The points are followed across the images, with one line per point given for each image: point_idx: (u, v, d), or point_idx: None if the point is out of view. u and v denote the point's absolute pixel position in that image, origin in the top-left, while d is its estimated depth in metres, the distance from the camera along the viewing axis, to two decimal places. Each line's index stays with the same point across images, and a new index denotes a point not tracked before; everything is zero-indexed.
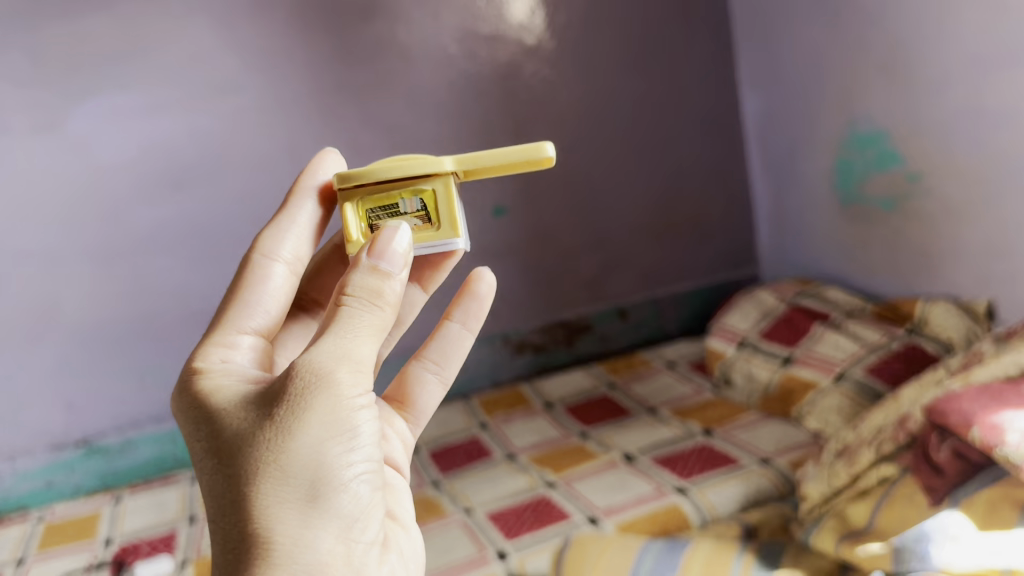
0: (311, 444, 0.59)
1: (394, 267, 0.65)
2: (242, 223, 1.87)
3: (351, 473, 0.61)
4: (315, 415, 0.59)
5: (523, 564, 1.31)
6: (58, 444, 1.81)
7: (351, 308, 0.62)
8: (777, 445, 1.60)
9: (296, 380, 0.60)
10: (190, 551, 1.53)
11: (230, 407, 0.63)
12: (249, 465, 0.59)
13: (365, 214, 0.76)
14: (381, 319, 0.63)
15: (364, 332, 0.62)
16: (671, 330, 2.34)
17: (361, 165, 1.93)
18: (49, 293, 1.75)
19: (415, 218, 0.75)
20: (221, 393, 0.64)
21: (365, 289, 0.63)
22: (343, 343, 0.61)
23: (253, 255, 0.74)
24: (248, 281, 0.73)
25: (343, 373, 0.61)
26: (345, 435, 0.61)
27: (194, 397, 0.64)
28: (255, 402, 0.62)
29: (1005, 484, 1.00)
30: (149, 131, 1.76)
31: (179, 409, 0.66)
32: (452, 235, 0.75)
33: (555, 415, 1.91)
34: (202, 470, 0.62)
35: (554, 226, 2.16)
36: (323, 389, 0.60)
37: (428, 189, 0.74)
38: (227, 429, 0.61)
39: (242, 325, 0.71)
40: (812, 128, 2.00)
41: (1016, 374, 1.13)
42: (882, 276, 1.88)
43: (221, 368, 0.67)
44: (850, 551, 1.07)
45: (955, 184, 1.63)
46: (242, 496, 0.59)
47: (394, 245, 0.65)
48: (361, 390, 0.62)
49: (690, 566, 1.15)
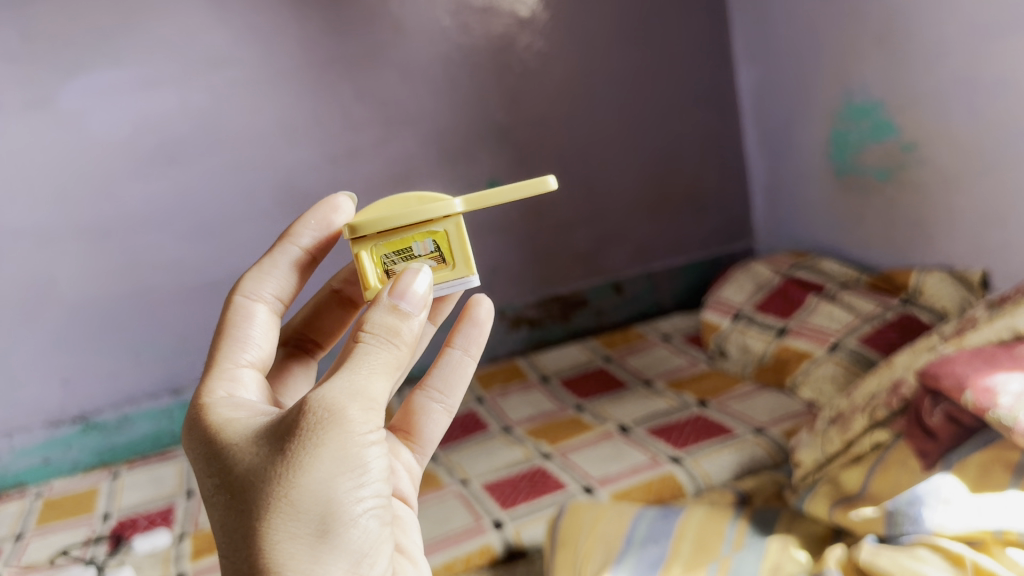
0: (322, 480, 0.57)
1: (414, 308, 0.63)
2: (237, 198, 1.86)
3: (360, 508, 0.58)
4: (327, 452, 0.57)
5: (519, 533, 1.32)
6: (55, 420, 1.82)
7: (366, 346, 0.61)
8: (771, 414, 1.60)
9: (308, 416, 0.57)
10: (188, 524, 1.53)
11: (242, 441, 0.60)
12: (261, 500, 0.57)
13: (380, 260, 0.74)
14: (396, 358, 0.61)
15: (378, 370, 0.60)
16: (667, 303, 2.34)
17: (353, 139, 1.92)
18: (44, 269, 1.74)
19: (429, 259, 0.74)
20: (231, 427, 0.61)
21: (384, 327, 0.62)
22: (356, 379, 0.59)
23: (234, 295, 0.72)
24: (232, 319, 0.70)
25: (354, 411, 0.58)
26: (355, 471, 0.58)
27: (204, 432, 0.61)
28: (266, 436, 0.59)
29: (997, 447, 1.00)
30: (142, 106, 1.75)
31: (190, 444, 0.63)
32: (467, 274, 0.75)
33: (552, 388, 1.91)
34: (214, 506, 0.60)
35: (549, 201, 2.15)
36: (336, 426, 0.57)
37: (441, 230, 0.73)
38: (239, 465, 0.59)
39: (236, 358, 0.68)
40: (808, 99, 1.99)
41: (1009, 338, 1.13)
42: (877, 248, 1.88)
43: (228, 401, 0.64)
44: (844, 516, 1.08)
45: (952, 155, 1.62)
46: (253, 531, 0.57)
47: (414, 286, 0.64)
48: (372, 427, 0.59)
49: (682, 533, 1.16)
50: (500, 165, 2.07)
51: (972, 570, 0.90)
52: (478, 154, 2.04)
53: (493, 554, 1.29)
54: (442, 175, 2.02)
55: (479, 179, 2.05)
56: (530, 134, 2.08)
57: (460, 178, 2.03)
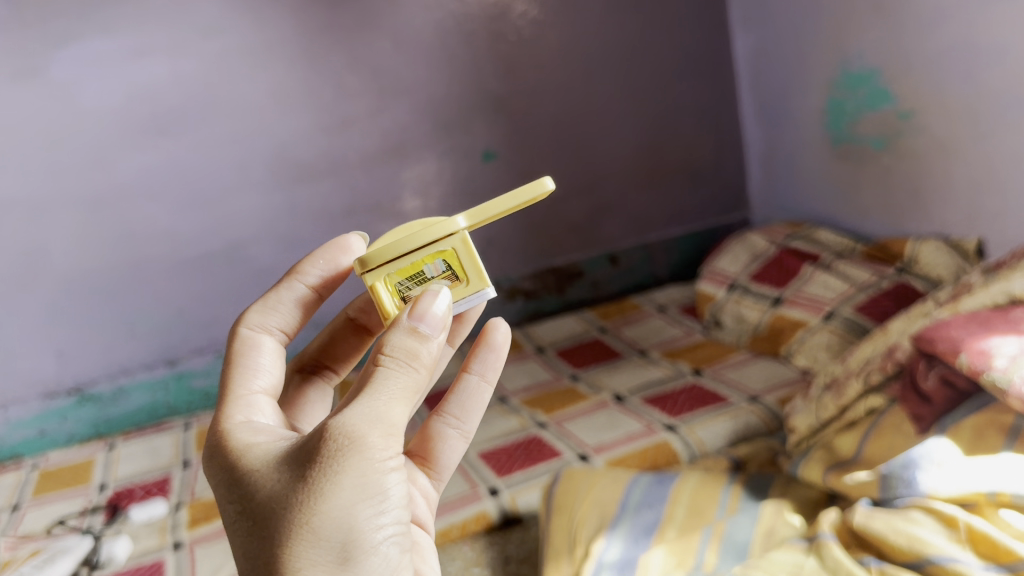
0: (342, 507, 0.53)
1: (434, 330, 0.60)
2: (229, 170, 1.85)
3: (381, 535, 0.54)
4: (348, 478, 0.53)
5: (514, 500, 1.32)
6: (50, 392, 1.82)
7: (386, 369, 0.57)
8: (766, 382, 1.61)
9: (328, 443, 0.54)
10: (184, 494, 1.53)
11: (263, 467, 0.56)
12: (281, 527, 0.53)
13: (395, 288, 0.69)
14: (415, 382, 0.58)
15: (397, 395, 0.56)
16: (662, 275, 2.34)
17: (347, 109, 1.91)
18: (36, 241, 1.74)
19: (443, 279, 0.70)
20: (251, 452, 0.57)
21: (403, 350, 0.58)
22: (377, 405, 0.55)
23: (240, 328, 0.68)
24: (238, 350, 0.67)
25: (374, 437, 0.54)
26: (375, 497, 0.54)
27: (225, 458, 0.58)
28: (288, 460, 0.55)
29: (992, 410, 1.00)
30: (133, 75, 1.73)
31: (210, 471, 0.59)
32: (482, 287, 0.69)
33: (547, 358, 1.92)
34: (235, 533, 0.56)
35: (544, 170, 2.13)
36: (356, 454, 0.53)
37: (448, 249, 0.68)
38: (259, 491, 0.55)
39: (249, 385, 0.64)
40: (804, 68, 1.97)
41: (1004, 303, 1.13)
42: (873, 218, 1.88)
43: (248, 427, 0.60)
44: (838, 481, 1.09)
45: (949, 123, 1.61)
46: (273, 559, 0.53)
47: (433, 308, 0.60)
48: (393, 453, 0.55)
49: (677, 498, 1.17)
50: (494, 136, 2.06)
51: (965, 532, 0.90)
52: (472, 123, 2.03)
53: (489, 520, 1.29)
54: (436, 145, 2.01)
55: (474, 149, 2.05)
56: (524, 103, 2.07)
57: (455, 148, 2.03)
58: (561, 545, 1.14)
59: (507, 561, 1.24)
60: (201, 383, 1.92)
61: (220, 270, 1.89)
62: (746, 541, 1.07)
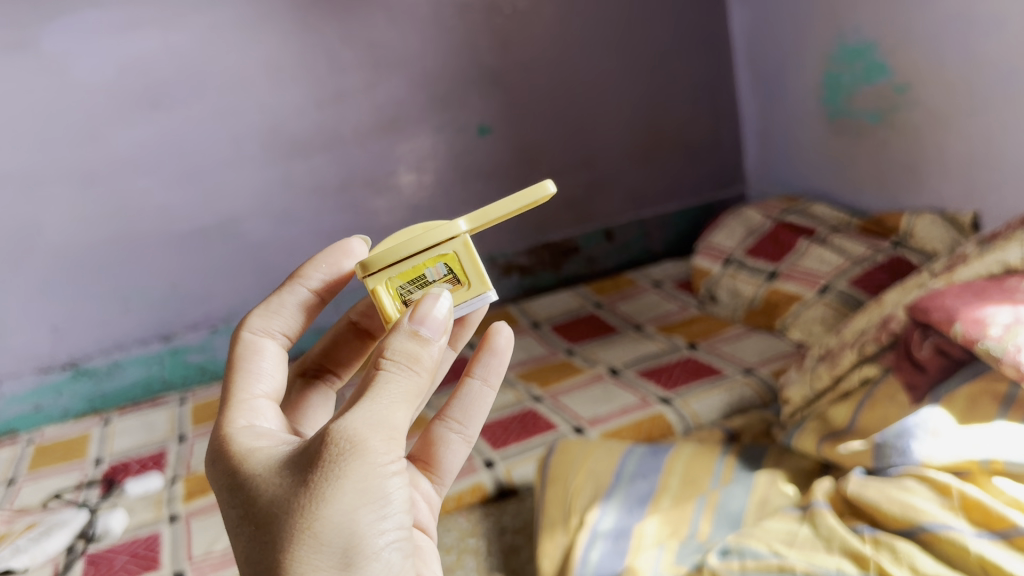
0: (344, 512, 0.52)
1: (434, 333, 0.59)
2: (222, 144, 1.84)
3: (383, 541, 0.54)
4: (350, 483, 0.52)
5: (509, 472, 1.33)
6: (46, 366, 1.82)
7: (387, 373, 0.56)
8: (761, 355, 1.61)
9: (330, 447, 0.53)
10: (180, 468, 1.54)
11: (266, 472, 0.55)
12: (283, 532, 0.53)
13: (396, 292, 0.68)
14: (417, 385, 0.57)
15: (399, 399, 0.55)
16: (658, 250, 2.35)
17: (340, 82, 1.89)
18: (29, 216, 1.73)
19: (444, 283, 0.69)
20: (254, 456, 0.57)
21: (404, 354, 0.57)
22: (378, 409, 0.55)
23: (242, 332, 0.68)
24: (240, 355, 0.66)
25: (376, 440, 0.54)
26: (377, 502, 0.54)
27: (227, 463, 0.57)
28: (291, 465, 0.55)
29: (986, 379, 1.00)
30: (125, 47, 1.71)
31: (213, 476, 0.59)
32: (484, 290, 0.69)
33: (542, 333, 1.92)
34: (238, 538, 0.56)
35: (539, 144, 2.12)
36: (358, 458, 0.53)
37: (449, 252, 0.67)
38: (262, 496, 0.54)
39: (251, 390, 0.64)
40: (801, 42, 1.96)
41: (999, 273, 1.14)
42: (869, 192, 1.88)
43: (250, 432, 0.59)
44: (832, 450, 1.10)
45: (945, 96, 1.61)
46: (275, 565, 0.53)
47: (434, 311, 0.60)
48: (394, 457, 0.54)
49: (671, 468, 1.18)
50: (489, 109, 2.05)
51: (959, 500, 0.90)
52: (467, 97, 2.02)
53: (485, 492, 1.30)
54: (431, 120, 2.00)
55: (469, 123, 2.04)
56: (519, 76, 2.05)
57: (450, 123, 2.02)
58: (555, 514, 1.14)
59: (503, 531, 1.25)
60: (197, 358, 1.93)
61: (214, 245, 1.89)
62: (740, 510, 1.08)
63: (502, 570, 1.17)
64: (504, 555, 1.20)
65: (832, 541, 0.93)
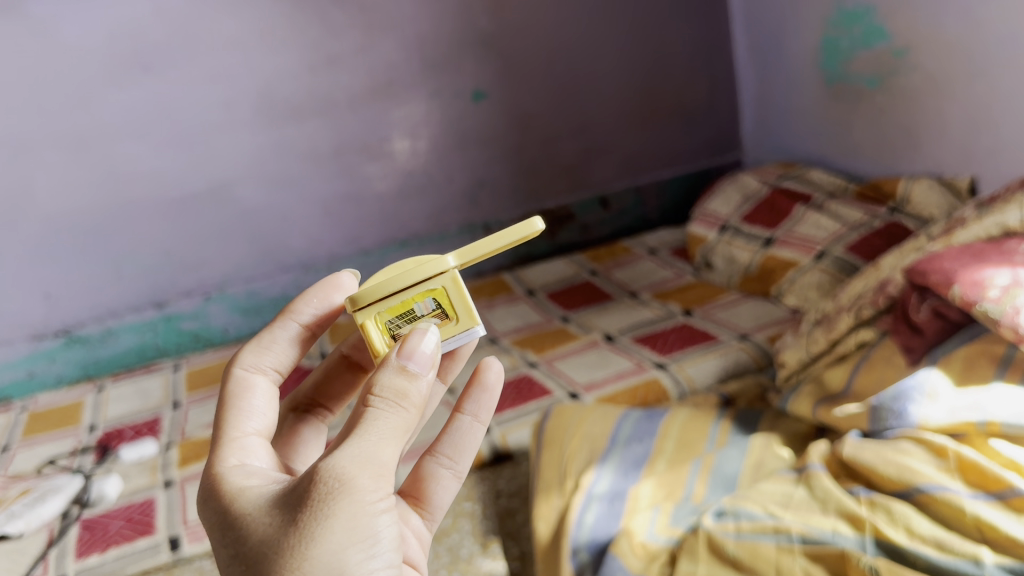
0: (333, 551, 0.51)
1: (423, 368, 0.58)
2: (214, 108, 1.81)
3: None
4: (339, 522, 0.51)
5: (505, 438, 1.33)
6: (38, 333, 1.81)
7: (376, 411, 0.55)
8: (756, 321, 1.61)
9: (318, 486, 0.52)
10: (174, 434, 1.54)
11: (257, 512, 0.54)
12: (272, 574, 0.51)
13: (385, 326, 0.67)
14: (405, 421, 0.56)
15: (388, 435, 0.55)
16: (653, 218, 2.35)
17: (334, 46, 1.86)
18: (20, 181, 1.70)
19: (432, 318, 0.68)
20: (245, 495, 0.55)
21: (392, 390, 0.56)
22: (366, 447, 0.54)
23: (233, 369, 0.67)
24: (230, 394, 0.65)
25: (365, 478, 0.53)
26: (366, 541, 0.52)
27: (218, 501, 0.56)
28: (282, 504, 0.54)
29: (983, 340, 1.00)
30: (114, 10, 1.67)
31: (204, 515, 0.57)
32: (472, 325, 0.68)
33: (538, 301, 1.91)
34: None
35: (534, 109, 2.11)
36: (347, 497, 0.52)
37: (438, 288, 0.66)
38: (252, 537, 0.53)
39: (243, 427, 0.63)
40: (800, 5, 1.93)
41: (997, 235, 1.13)
42: (865, 157, 1.87)
43: (241, 469, 0.58)
44: (829, 413, 1.10)
45: (944, 61, 1.59)
46: None
47: (422, 346, 0.59)
48: (384, 494, 0.54)
49: (667, 431, 1.19)
50: (484, 74, 2.02)
51: (955, 462, 0.90)
52: (462, 61, 1.99)
53: (480, 456, 1.29)
54: (426, 84, 1.98)
55: (463, 88, 2.01)
56: (516, 38, 2.02)
57: (444, 87, 2.00)
58: (551, 478, 1.14)
59: (498, 495, 1.25)
60: (190, 325, 1.93)
61: (206, 211, 1.87)
62: (735, 472, 1.08)
63: (498, 533, 1.19)
64: (500, 519, 1.21)
65: (828, 503, 0.93)
